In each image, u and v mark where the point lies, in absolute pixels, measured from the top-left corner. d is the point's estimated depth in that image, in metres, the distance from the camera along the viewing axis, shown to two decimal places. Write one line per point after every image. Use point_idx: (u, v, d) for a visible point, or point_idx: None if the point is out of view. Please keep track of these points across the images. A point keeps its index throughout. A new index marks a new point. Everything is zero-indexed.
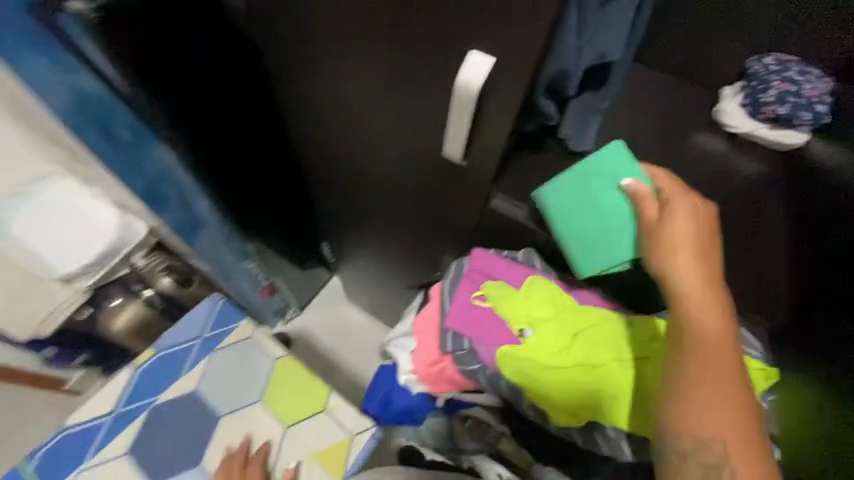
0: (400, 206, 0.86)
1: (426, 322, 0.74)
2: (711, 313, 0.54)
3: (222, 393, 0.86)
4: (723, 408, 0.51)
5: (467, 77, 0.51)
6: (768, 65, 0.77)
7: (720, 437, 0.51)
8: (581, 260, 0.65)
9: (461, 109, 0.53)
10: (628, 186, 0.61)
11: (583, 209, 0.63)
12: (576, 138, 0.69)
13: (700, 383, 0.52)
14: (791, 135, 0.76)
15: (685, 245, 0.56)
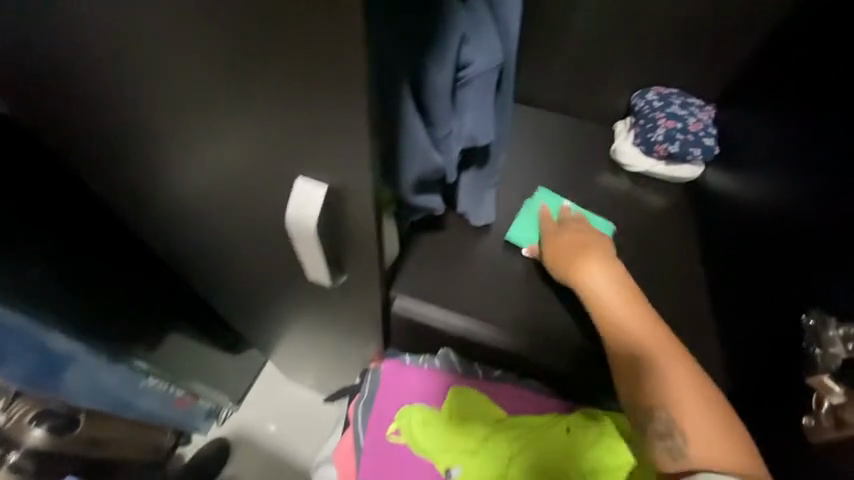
0: (294, 316, 0.72)
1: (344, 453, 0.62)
2: (607, 284, 0.56)
3: None
4: (651, 359, 0.52)
5: (301, 211, 0.44)
6: (651, 102, 0.77)
7: (657, 393, 0.50)
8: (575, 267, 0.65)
9: (308, 243, 0.46)
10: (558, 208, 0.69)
11: None
12: (474, 214, 0.64)
13: (629, 354, 0.52)
14: (689, 169, 0.76)
15: (574, 240, 0.60)
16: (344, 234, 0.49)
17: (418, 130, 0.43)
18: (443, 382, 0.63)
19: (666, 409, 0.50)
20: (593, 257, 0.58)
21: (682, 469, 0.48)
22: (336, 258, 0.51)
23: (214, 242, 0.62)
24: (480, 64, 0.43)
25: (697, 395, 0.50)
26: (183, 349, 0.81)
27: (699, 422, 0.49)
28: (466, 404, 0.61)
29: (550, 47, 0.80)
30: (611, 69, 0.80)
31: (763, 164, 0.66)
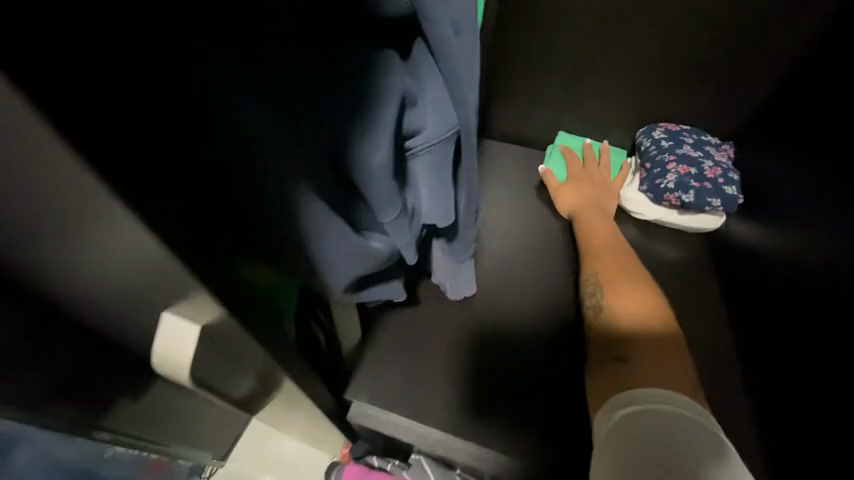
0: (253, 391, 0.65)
1: None
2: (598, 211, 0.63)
3: None
4: (607, 258, 0.55)
5: (169, 348, 0.30)
6: (659, 140, 0.66)
7: (608, 284, 0.51)
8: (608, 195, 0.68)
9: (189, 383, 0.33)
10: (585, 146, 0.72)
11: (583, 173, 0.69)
12: (452, 290, 0.55)
13: (591, 254, 0.57)
14: (708, 218, 0.64)
15: (586, 178, 0.67)
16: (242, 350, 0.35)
17: (352, 237, 0.35)
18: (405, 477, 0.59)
19: (601, 292, 0.50)
20: (590, 198, 0.65)
21: (616, 364, 0.40)
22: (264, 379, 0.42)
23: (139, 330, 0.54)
24: (431, 133, 0.35)
25: (637, 291, 0.48)
26: (164, 400, 0.60)
27: (636, 327, 0.44)
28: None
29: (540, 81, 0.69)
30: (611, 103, 0.69)
31: (805, 228, 0.54)
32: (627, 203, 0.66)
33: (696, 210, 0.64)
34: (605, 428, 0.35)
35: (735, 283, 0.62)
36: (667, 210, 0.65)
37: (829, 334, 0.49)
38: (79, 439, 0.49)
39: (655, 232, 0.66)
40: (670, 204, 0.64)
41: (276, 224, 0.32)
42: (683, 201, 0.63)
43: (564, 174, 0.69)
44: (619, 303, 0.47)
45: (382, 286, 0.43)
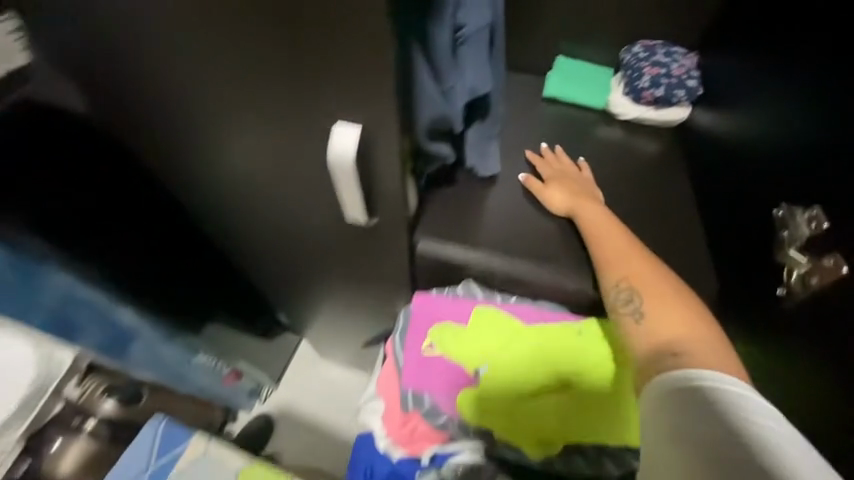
0: (323, 273, 0.87)
1: (386, 381, 0.71)
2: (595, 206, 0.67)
3: None
4: (627, 266, 0.61)
5: (341, 141, 0.55)
6: (637, 53, 0.83)
7: (643, 292, 0.59)
8: (595, 101, 0.86)
9: (346, 173, 0.56)
10: (579, 65, 0.89)
11: (576, 86, 0.87)
12: (481, 166, 0.70)
13: (608, 261, 0.63)
14: (676, 111, 0.82)
15: (561, 174, 0.72)
16: (373, 166, 0.58)
17: (436, 98, 0.54)
18: (468, 303, 0.69)
19: (637, 299, 0.59)
20: (580, 192, 0.70)
21: (672, 361, 0.53)
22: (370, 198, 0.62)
23: (252, 203, 0.76)
24: (473, 24, 0.51)
25: (668, 299, 0.57)
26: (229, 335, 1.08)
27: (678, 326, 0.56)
28: (488, 316, 0.68)
29: (539, 13, 0.87)
30: (597, 26, 0.86)
31: (737, 100, 0.73)
32: (614, 104, 0.84)
33: (666, 103, 0.82)
34: (678, 414, 0.49)
35: (695, 161, 0.79)
36: (645, 106, 0.83)
37: (759, 172, 0.66)
38: (176, 340, 0.95)
39: (635, 128, 0.84)
40: (647, 100, 0.82)
41: (399, 79, 0.52)
42: (656, 95, 0.81)
43: (562, 86, 0.87)
44: (654, 308, 0.57)
45: (446, 145, 0.61)
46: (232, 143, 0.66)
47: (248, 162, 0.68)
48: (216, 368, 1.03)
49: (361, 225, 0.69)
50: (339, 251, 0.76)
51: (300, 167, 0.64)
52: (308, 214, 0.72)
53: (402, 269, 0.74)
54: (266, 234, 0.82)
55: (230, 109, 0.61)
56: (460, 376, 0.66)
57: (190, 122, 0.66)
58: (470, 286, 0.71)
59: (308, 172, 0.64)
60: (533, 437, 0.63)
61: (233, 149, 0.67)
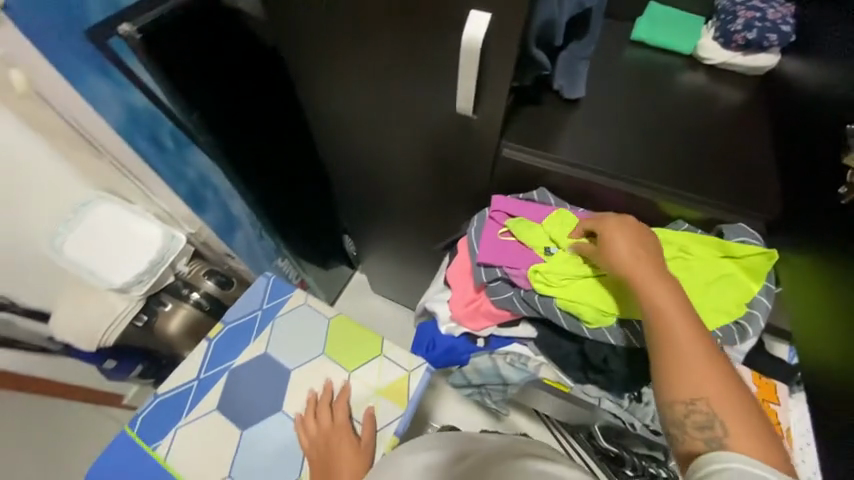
0: (402, 184, 1.00)
1: (458, 268, 0.85)
2: (669, 299, 0.60)
3: (284, 353, 0.84)
4: (702, 383, 0.54)
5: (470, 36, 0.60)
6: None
7: (707, 395, 0.54)
8: (683, 46, 0.89)
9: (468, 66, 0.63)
10: (670, 11, 0.92)
11: (665, 29, 0.90)
12: (569, 87, 0.78)
13: (670, 354, 0.57)
14: (764, 58, 0.85)
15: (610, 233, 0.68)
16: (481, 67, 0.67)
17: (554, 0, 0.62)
18: (540, 204, 0.80)
19: (704, 406, 0.53)
20: (638, 261, 0.64)
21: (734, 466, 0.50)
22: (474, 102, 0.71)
23: (353, 110, 0.89)
24: None
25: (733, 400, 0.54)
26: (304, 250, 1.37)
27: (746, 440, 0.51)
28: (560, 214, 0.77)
29: None
30: None
31: (827, 48, 0.74)
32: (700, 48, 0.87)
33: (756, 49, 0.85)
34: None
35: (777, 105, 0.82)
36: (733, 51, 0.86)
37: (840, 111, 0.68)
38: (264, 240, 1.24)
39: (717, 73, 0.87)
40: (736, 45, 0.85)
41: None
42: (747, 40, 0.84)
43: (651, 29, 0.91)
44: (726, 424, 0.52)
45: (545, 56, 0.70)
46: (351, 50, 0.77)
47: (362, 68, 0.79)
48: (296, 277, 1.41)
49: (454, 130, 0.78)
50: (427, 157, 0.88)
51: (409, 71, 0.74)
52: (407, 119, 0.83)
53: (482, 177, 0.84)
54: (361, 140, 0.95)
55: (356, 16, 0.71)
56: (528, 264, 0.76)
57: (317, 29, 0.78)
58: (544, 192, 0.81)
59: (416, 77, 0.73)
60: (597, 310, 0.72)
61: (350, 55, 0.78)
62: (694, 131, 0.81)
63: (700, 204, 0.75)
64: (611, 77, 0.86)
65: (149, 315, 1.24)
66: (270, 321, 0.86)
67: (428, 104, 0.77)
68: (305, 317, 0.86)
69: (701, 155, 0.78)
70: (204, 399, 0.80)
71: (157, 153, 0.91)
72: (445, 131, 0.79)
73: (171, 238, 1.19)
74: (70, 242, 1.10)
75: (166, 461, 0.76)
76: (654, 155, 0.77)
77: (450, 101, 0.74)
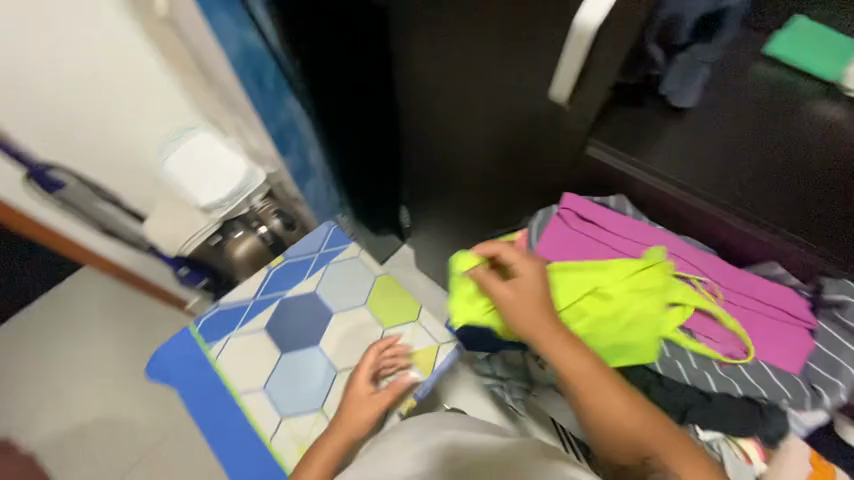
0: (470, 164, 1.00)
1: None
2: (583, 363, 0.62)
3: (329, 295, 0.90)
4: (648, 440, 0.59)
5: (587, 14, 0.55)
6: None
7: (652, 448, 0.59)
8: (829, 70, 0.76)
9: (576, 48, 0.59)
10: (823, 27, 0.79)
11: (811, 49, 0.78)
12: (680, 94, 0.71)
13: (599, 421, 0.61)
14: None
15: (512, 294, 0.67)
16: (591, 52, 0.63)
17: None
18: (615, 211, 0.75)
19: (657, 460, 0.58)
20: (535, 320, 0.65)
21: None
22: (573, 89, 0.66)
23: (442, 81, 0.89)
24: None
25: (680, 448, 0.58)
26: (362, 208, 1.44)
27: None
28: (631, 226, 0.73)
29: None
30: None
31: None
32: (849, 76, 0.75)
33: None
34: None
35: None
36: None
37: None
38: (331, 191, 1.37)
39: None
40: None
41: None
42: None
43: (793, 46, 0.79)
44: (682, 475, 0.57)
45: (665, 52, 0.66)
46: (455, 19, 0.76)
47: (461, 39, 0.78)
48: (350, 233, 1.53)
49: (540, 118, 0.75)
50: (504, 141, 0.86)
51: (510, 50, 0.72)
52: (494, 98, 0.81)
53: (557, 172, 0.81)
54: (442, 112, 0.95)
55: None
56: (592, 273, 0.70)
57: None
58: (619, 199, 0.76)
59: (515, 56, 0.71)
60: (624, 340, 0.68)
61: (453, 25, 0.77)
62: (817, 169, 0.70)
63: (799, 251, 0.66)
64: (728, 92, 0.77)
65: (221, 237, 1.37)
66: (322, 264, 0.93)
67: (520, 86, 0.75)
68: (355, 268, 0.92)
69: (818, 196, 0.68)
70: (257, 316, 0.89)
71: (261, 95, 1.00)
72: (531, 117, 0.77)
73: (253, 174, 1.31)
74: (169, 156, 1.24)
75: (216, 362, 0.86)
76: (760, 185, 0.68)
77: (544, 86, 0.71)
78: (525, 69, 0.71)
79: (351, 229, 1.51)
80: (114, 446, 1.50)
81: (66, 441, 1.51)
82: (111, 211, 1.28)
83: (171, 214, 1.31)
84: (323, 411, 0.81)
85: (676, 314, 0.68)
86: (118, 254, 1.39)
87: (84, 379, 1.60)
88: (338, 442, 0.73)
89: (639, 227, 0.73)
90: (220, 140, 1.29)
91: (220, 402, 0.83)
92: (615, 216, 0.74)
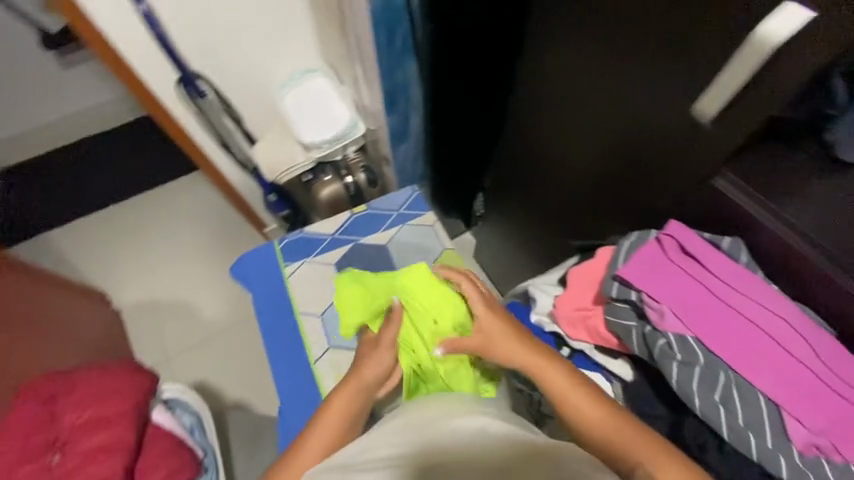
0: (569, 167, 0.96)
1: (583, 274, 0.78)
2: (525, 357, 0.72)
3: (397, 253, 1.01)
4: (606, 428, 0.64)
5: (768, 31, 0.50)
6: None
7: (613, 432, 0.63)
8: None
9: (746, 62, 0.54)
10: None
11: None
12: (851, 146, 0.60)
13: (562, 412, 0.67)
14: None
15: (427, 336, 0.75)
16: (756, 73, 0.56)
17: None
18: (724, 254, 0.66)
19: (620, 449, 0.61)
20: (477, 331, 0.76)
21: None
22: (722, 109, 0.59)
23: (567, 76, 0.86)
24: None
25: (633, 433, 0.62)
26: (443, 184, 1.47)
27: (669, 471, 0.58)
28: (740, 275, 0.64)
29: None
30: None
31: None
32: None
33: None
34: None
35: None
36: None
37: None
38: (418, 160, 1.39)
39: None
40: None
41: None
42: None
43: None
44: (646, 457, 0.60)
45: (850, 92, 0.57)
46: (605, 10, 0.72)
47: (606, 33, 0.74)
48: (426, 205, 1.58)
49: (671, 132, 0.69)
50: (619, 149, 0.81)
51: (657, 55, 0.66)
52: (623, 102, 0.76)
53: (670, 195, 0.74)
54: (559, 105, 0.91)
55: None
56: (683, 312, 0.63)
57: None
58: (735, 242, 0.66)
59: (664, 60, 0.65)
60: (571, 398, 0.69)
61: (603, 15, 0.73)
62: None
63: None
64: None
65: (311, 177, 1.46)
66: (398, 223, 1.04)
67: (658, 94, 0.69)
68: (427, 234, 1.02)
69: None
70: (331, 251, 1.00)
71: (388, 50, 1.03)
72: (659, 129, 0.71)
73: (352, 126, 1.39)
74: (287, 91, 1.39)
75: (287, 279, 0.97)
76: None
77: (688, 99, 0.65)
78: (671, 77, 0.66)
79: (429, 201, 1.55)
80: (179, 326, 1.73)
81: (147, 308, 1.77)
82: (232, 128, 1.44)
83: (277, 143, 1.44)
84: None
85: (765, 385, 0.59)
86: (227, 168, 1.56)
87: (172, 264, 1.86)
88: (331, 418, 0.71)
89: (749, 279, 0.64)
90: (336, 90, 1.40)
91: (281, 313, 0.93)
92: (724, 260, 0.65)
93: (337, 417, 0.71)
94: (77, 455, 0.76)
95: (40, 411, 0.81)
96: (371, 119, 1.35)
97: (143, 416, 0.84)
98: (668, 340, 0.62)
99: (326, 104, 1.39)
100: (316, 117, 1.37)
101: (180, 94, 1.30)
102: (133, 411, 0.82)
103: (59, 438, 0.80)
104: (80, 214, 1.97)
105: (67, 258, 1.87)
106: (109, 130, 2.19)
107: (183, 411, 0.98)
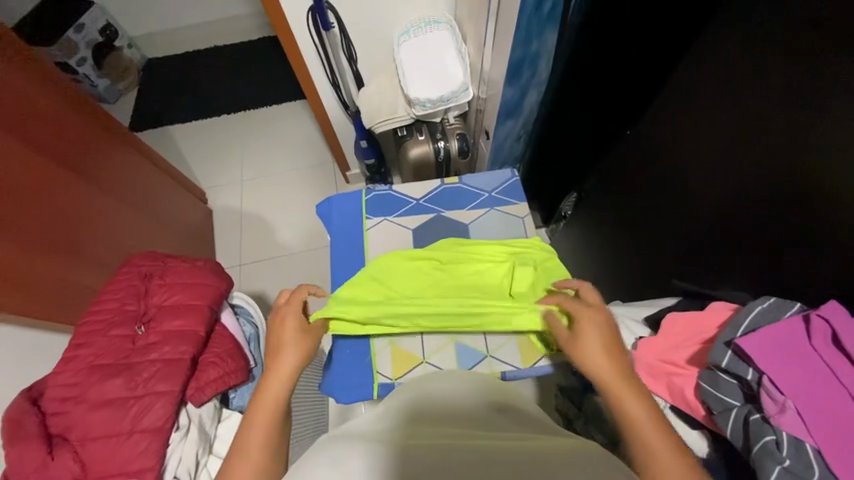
0: (697, 197, 0.82)
1: (683, 326, 0.68)
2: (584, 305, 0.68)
3: (477, 234, 0.97)
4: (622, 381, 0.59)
5: None
6: None
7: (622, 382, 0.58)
8: None
9: None
10: None
11: None
12: None
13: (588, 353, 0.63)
14: None
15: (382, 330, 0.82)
16: None
17: None
18: None
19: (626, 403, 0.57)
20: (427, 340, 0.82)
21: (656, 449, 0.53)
22: None
23: (725, 94, 0.72)
24: None
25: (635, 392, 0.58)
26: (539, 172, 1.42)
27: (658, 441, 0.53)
28: None
29: None
30: None
31: None
32: None
33: None
34: None
35: None
36: None
37: None
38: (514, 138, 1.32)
39: None
40: None
41: None
42: None
43: None
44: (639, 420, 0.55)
45: None
46: (797, 30, 0.57)
47: (795, 56, 0.58)
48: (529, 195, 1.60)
49: (848, 203, 0.54)
50: (769, 194, 0.66)
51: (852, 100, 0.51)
52: (794, 144, 0.60)
53: (826, 268, 0.59)
54: (706, 124, 0.77)
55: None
56: (812, 416, 0.50)
57: None
58: None
59: None
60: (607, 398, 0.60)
61: (804, 29, 0.56)
62: None
63: None
64: None
65: (405, 133, 1.44)
66: (487, 205, 1.01)
67: (847, 147, 0.53)
68: (512, 223, 0.98)
69: None
70: (412, 215, 1.00)
71: (532, 17, 0.93)
72: (829, 190, 0.56)
73: (463, 90, 1.29)
74: (406, 40, 1.34)
75: (367, 229, 0.98)
76: None
77: None
78: None
79: (535, 199, 1.58)
80: (255, 239, 1.87)
81: (233, 214, 1.94)
82: (345, 67, 1.45)
83: (382, 91, 1.42)
84: (424, 357, 0.84)
85: None
86: (330, 106, 1.58)
87: (263, 182, 2.00)
88: (261, 432, 0.59)
89: None
90: (455, 49, 1.31)
91: (351, 260, 0.95)
92: None
93: (267, 429, 0.59)
94: (158, 333, 0.86)
95: (138, 284, 0.93)
96: (483, 88, 1.27)
97: (215, 315, 0.93)
98: (774, 438, 0.51)
99: (443, 60, 1.30)
100: (429, 71, 1.29)
101: (308, 23, 1.32)
102: (209, 309, 0.91)
103: (146, 314, 0.90)
104: (199, 116, 2.18)
105: (181, 152, 2.10)
106: (241, 45, 2.37)
107: (246, 320, 1.07)
